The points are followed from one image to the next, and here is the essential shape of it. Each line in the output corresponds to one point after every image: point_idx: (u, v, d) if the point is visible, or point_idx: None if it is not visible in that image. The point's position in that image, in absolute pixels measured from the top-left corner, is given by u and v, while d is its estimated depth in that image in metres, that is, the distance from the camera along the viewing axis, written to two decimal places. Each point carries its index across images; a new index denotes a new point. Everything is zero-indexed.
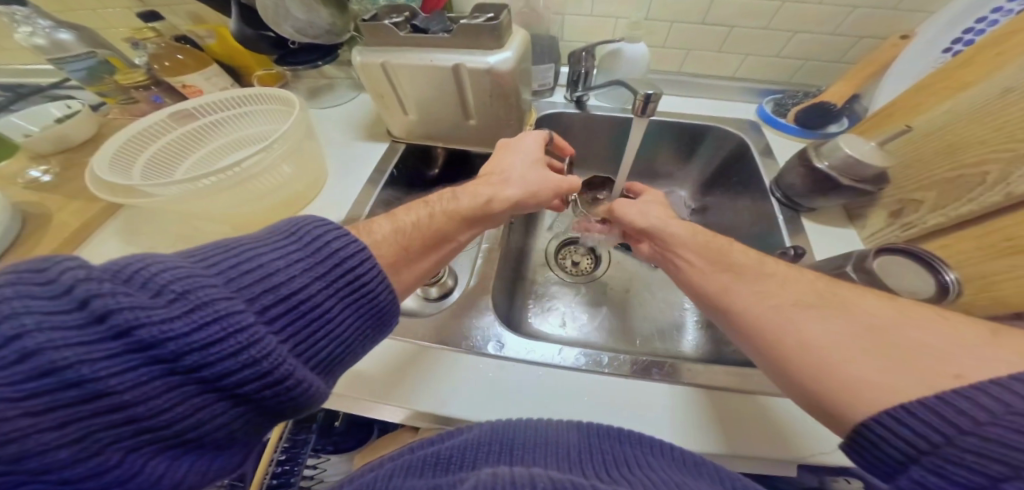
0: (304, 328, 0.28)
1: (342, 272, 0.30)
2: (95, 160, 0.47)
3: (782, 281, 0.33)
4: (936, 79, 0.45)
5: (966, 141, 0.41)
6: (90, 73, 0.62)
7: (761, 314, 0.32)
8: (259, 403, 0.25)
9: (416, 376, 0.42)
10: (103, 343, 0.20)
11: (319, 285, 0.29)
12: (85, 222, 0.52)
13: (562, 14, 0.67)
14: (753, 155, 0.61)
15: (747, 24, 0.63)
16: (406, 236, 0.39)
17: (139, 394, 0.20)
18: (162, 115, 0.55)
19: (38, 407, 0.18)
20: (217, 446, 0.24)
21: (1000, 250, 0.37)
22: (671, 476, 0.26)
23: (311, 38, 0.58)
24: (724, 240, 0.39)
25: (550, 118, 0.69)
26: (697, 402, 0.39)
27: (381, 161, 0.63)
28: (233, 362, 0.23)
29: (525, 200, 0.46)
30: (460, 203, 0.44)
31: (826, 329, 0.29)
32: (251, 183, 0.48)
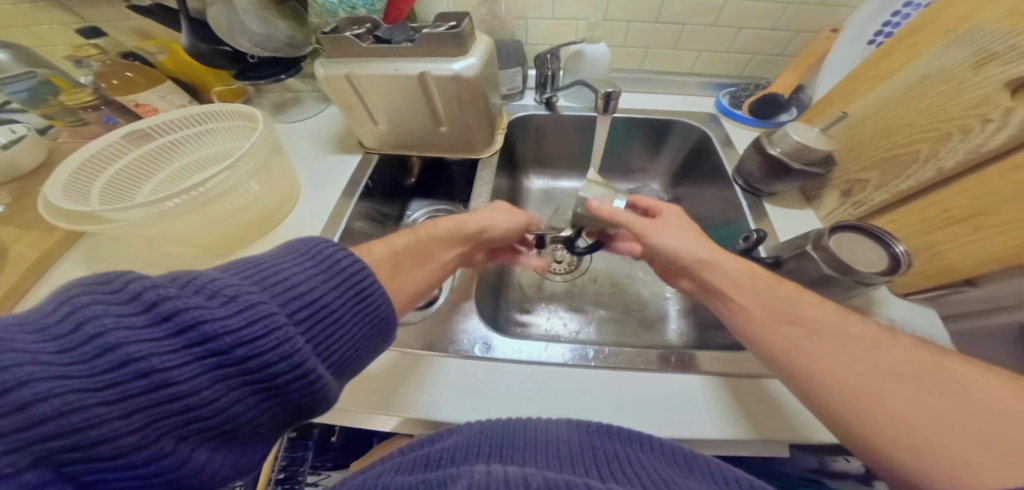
0: (327, 330, 0.28)
1: (353, 281, 0.31)
2: (46, 188, 0.44)
3: (873, 347, 0.31)
4: (864, 69, 0.49)
5: (897, 125, 0.45)
6: (32, 95, 0.59)
7: (847, 378, 0.30)
8: (288, 399, 0.25)
9: (408, 385, 0.42)
10: (166, 337, 0.21)
11: (340, 292, 0.30)
12: (45, 254, 0.49)
13: (523, 18, 0.69)
14: (715, 147, 0.64)
15: (698, 22, 0.66)
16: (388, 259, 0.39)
17: (195, 385, 0.22)
18: (115, 137, 0.52)
19: (111, 397, 0.19)
20: (246, 440, 0.25)
21: (941, 221, 0.41)
22: (660, 473, 0.26)
23: (270, 51, 0.57)
24: (784, 287, 0.37)
25: (520, 120, 0.70)
26: (683, 386, 0.41)
27: (355, 172, 0.63)
28: (272, 355, 0.24)
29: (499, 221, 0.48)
30: (446, 226, 0.45)
31: (923, 412, 0.27)
32: (220, 202, 0.46)
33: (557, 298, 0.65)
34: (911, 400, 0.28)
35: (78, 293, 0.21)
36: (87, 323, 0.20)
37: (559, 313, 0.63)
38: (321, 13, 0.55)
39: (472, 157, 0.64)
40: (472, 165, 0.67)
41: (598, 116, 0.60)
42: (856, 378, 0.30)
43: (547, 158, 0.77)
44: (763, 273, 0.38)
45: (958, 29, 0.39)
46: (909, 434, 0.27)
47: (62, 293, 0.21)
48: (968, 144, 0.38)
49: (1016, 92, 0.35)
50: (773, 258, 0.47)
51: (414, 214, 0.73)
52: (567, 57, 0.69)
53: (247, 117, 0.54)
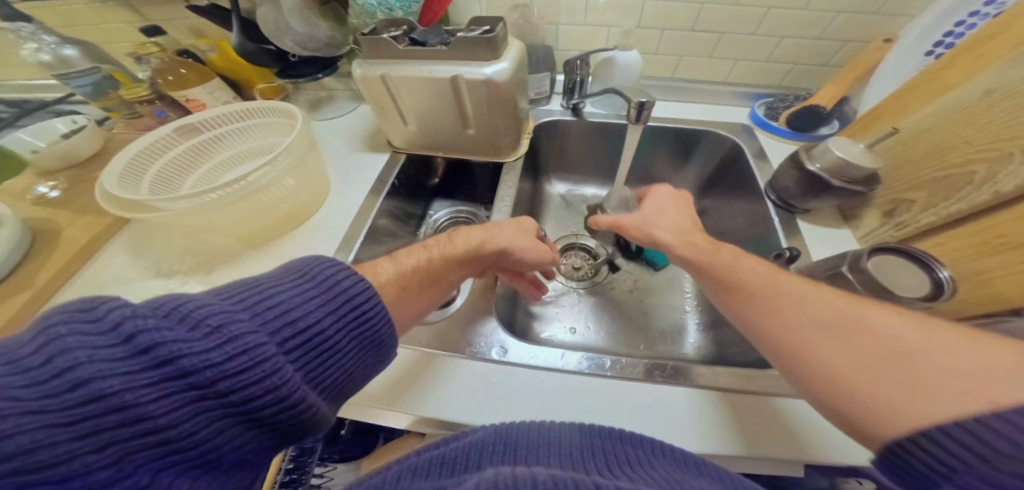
0: (317, 357, 0.29)
1: (350, 306, 0.32)
2: (104, 177, 0.47)
3: (799, 299, 0.33)
4: (926, 80, 0.46)
5: (952, 142, 0.42)
6: (95, 88, 0.64)
7: (781, 332, 0.33)
8: (271, 425, 0.26)
9: (422, 383, 0.42)
10: (146, 369, 0.21)
11: (334, 318, 0.31)
12: (95, 237, 0.53)
13: (556, 24, 0.69)
14: (747, 159, 0.62)
15: (736, 30, 0.64)
16: (401, 279, 0.39)
17: (173, 418, 0.21)
18: (167, 130, 0.56)
19: (84, 431, 0.19)
20: (231, 468, 0.25)
21: (993, 247, 0.38)
22: (670, 475, 0.26)
23: (310, 51, 0.59)
24: (739, 257, 0.39)
25: (547, 125, 0.70)
26: (703, 404, 0.40)
27: (382, 171, 0.64)
28: (257, 388, 0.24)
29: (518, 248, 0.47)
30: (457, 246, 0.45)
31: (842, 352, 0.29)
32: (259, 195, 0.49)
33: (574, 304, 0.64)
34: (829, 338, 0.30)
35: (60, 322, 0.21)
36: (61, 356, 0.19)
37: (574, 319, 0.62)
38: (361, 14, 0.57)
39: (497, 161, 0.65)
40: (495, 168, 0.67)
41: (628, 125, 0.59)
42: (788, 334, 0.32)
43: (571, 164, 0.77)
44: (725, 247, 0.41)
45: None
46: (829, 373, 0.29)
47: (41, 321, 0.21)
48: None
49: None
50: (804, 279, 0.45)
51: (436, 214, 0.74)
52: (597, 63, 0.68)
53: (285, 114, 0.57)
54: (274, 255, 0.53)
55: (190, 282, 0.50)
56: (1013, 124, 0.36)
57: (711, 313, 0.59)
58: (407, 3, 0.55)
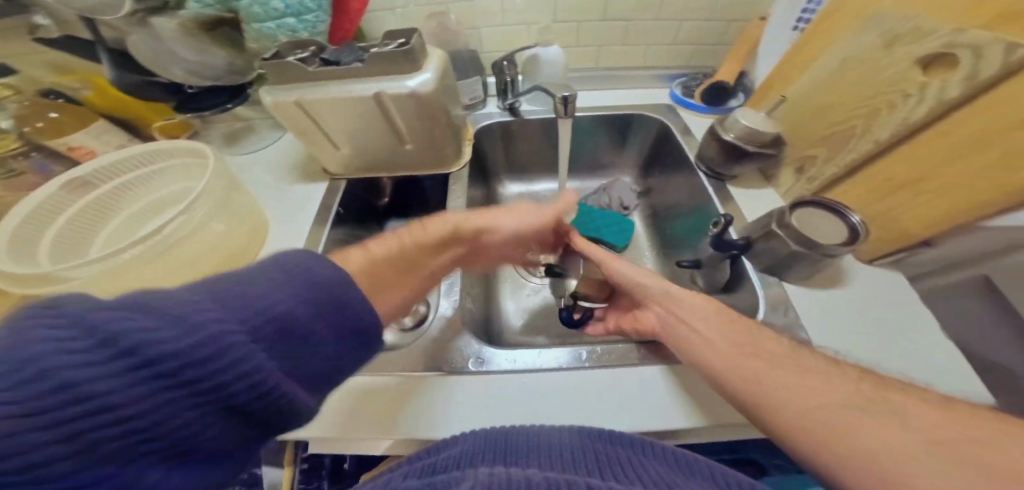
0: (299, 345, 0.25)
1: (334, 292, 0.27)
2: None
3: (825, 379, 0.31)
4: (796, 53, 0.55)
5: (833, 103, 0.49)
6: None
7: (808, 414, 0.29)
8: (251, 414, 0.22)
9: (399, 405, 0.40)
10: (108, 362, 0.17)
11: (319, 312, 0.26)
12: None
13: (476, 28, 0.68)
14: (675, 136, 0.67)
15: (643, 16, 0.69)
16: (380, 264, 0.37)
17: (141, 408, 0.18)
18: (56, 186, 0.45)
19: (43, 422, 0.16)
20: (214, 456, 0.21)
21: (886, 188, 0.45)
22: (662, 476, 0.25)
23: (210, 79, 0.54)
24: (745, 322, 0.37)
25: (487, 129, 0.69)
26: (688, 374, 0.42)
27: (322, 200, 0.59)
28: (228, 376, 0.20)
29: (496, 226, 0.46)
30: (431, 232, 0.42)
31: (884, 443, 0.26)
32: (184, 247, 0.42)
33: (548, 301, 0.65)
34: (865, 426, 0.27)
35: (29, 315, 0.17)
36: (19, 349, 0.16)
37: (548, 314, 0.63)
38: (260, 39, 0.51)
39: (440, 172, 0.62)
40: (442, 178, 0.65)
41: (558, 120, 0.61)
42: (810, 413, 0.29)
43: (517, 163, 0.77)
44: (729, 310, 0.39)
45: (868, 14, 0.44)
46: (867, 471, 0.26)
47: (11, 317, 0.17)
48: (896, 117, 0.43)
49: (926, 69, 0.41)
50: (744, 241, 0.48)
51: None
52: (523, 62, 0.68)
53: (194, 153, 0.50)
54: None
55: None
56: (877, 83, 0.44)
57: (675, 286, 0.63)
58: (310, 24, 0.51)
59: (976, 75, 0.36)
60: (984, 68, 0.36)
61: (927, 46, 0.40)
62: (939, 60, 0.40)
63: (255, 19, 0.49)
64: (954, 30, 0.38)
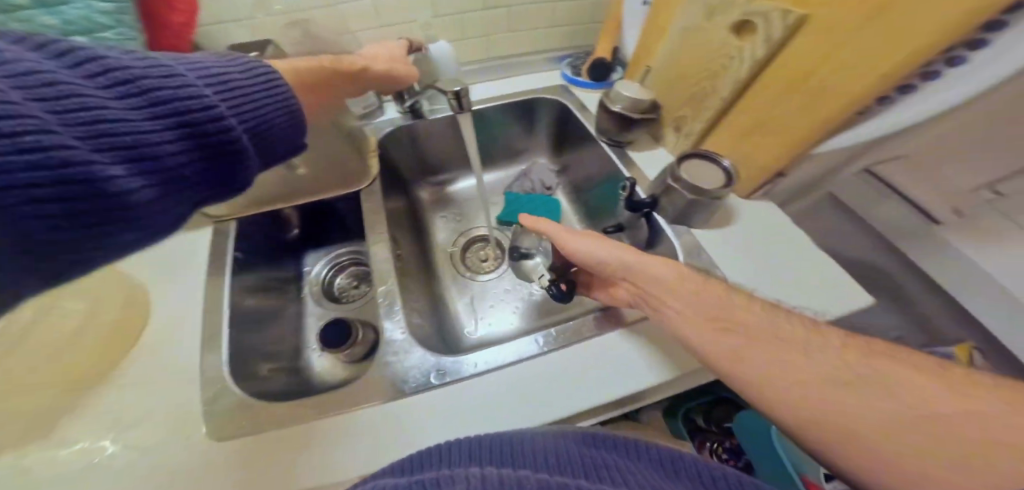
0: (242, 101, 0.31)
1: (264, 77, 0.34)
2: None
3: (802, 350, 0.34)
4: (651, 26, 0.62)
5: (686, 69, 0.57)
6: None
7: (793, 387, 0.33)
8: (223, 154, 0.29)
9: (345, 445, 0.37)
10: (85, 76, 0.22)
11: (259, 85, 0.33)
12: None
13: (355, 31, 0.64)
14: (574, 114, 0.71)
15: (518, 3, 0.71)
16: (296, 78, 0.40)
17: (128, 119, 0.23)
18: None
19: (49, 100, 0.20)
20: (217, 195, 0.31)
21: (742, 134, 0.54)
22: (648, 480, 0.25)
23: None
24: (710, 290, 0.40)
25: (392, 136, 0.65)
26: (633, 332, 0.45)
27: (209, 251, 0.50)
28: (196, 106, 0.27)
29: (386, 52, 0.52)
30: (338, 61, 0.44)
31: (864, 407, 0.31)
32: None
33: (494, 295, 0.64)
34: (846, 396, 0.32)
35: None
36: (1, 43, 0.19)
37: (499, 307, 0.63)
38: None
39: (348, 190, 0.57)
40: (354, 197, 0.59)
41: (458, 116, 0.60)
42: (792, 384, 0.33)
43: (433, 164, 0.74)
44: (695, 277, 0.41)
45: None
46: (848, 429, 0.31)
47: None
48: (731, 76, 0.51)
49: (738, 33, 0.50)
50: (651, 199, 0.54)
51: (314, 269, 0.64)
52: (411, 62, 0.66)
53: None
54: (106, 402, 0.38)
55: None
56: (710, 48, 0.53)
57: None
58: (113, 45, 0.39)
59: (770, 38, 0.46)
60: (772, 33, 0.45)
61: (732, 16, 0.49)
62: (744, 27, 0.49)
63: None
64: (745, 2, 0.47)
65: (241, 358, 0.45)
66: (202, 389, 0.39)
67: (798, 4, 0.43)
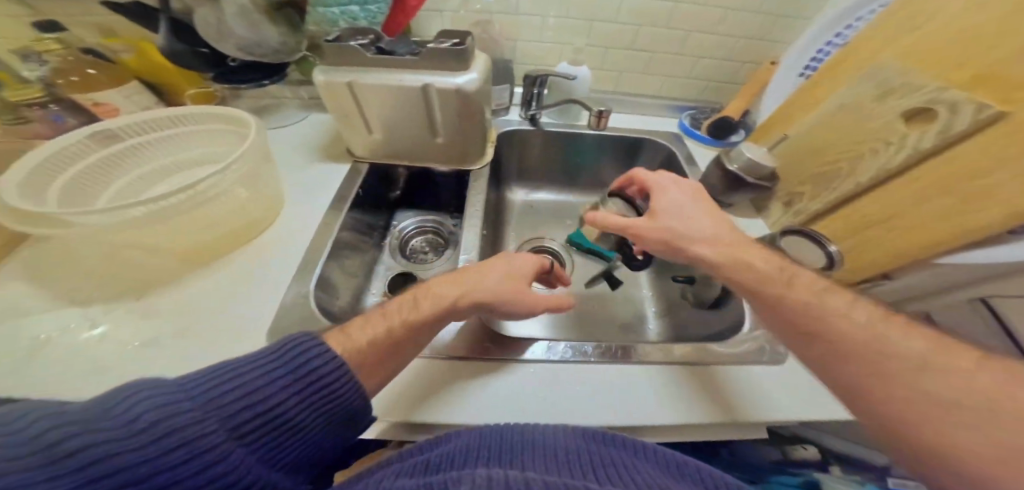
0: (276, 435, 0.29)
1: (319, 377, 0.32)
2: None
3: (916, 366, 0.31)
4: (802, 95, 0.60)
5: (825, 146, 0.55)
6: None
7: (878, 395, 0.32)
8: None
9: (416, 389, 0.41)
10: (101, 477, 0.21)
11: (300, 405, 0.31)
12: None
13: (514, 41, 0.74)
14: (681, 162, 0.72)
15: (665, 49, 0.75)
16: (372, 349, 0.36)
17: None
18: (80, 135, 0.49)
19: None
20: None
21: (862, 226, 0.51)
22: (654, 477, 0.27)
23: (255, 55, 0.59)
24: (812, 297, 0.38)
25: (508, 134, 0.73)
26: (659, 374, 0.44)
27: (344, 182, 0.62)
28: (202, 475, 0.25)
29: (501, 290, 0.42)
30: (421, 311, 0.39)
31: (976, 442, 0.27)
32: (200, 210, 0.46)
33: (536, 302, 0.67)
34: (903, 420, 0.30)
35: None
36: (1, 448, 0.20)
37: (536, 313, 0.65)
38: (320, 22, 0.57)
39: (466, 169, 0.67)
40: (458, 175, 0.68)
41: (588, 129, 0.74)
42: (878, 396, 0.32)
43: (528, 171, 0.81)
44: (804, 283, 0.39)
45: (865, 64, 0.51)
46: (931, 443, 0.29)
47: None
48: (876, 162, 0.49)
49: (907, 122, 0.47)
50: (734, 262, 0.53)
51: (401, 224, 0.73)
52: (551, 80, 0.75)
53: (213, 119, 0.56)
54: (223, 274, 0.50)
55: (100, 324, 0.43)
56: (863, 131, 0.51)
57: (664, 298, 0.68)
58: (372, 14, 0.56)
59: (948, 129, 0.42)
60: (955, 123, 0.41)
61: (911, 101, 0.46)
62: (917, 116, 0.46)
63: (321, 5, 0.55)
64: (937, 88, 0.44)
65: (335, 271, 0.55)
66: (302, 280, 0.50)
67: (1001, 102, 0.38)
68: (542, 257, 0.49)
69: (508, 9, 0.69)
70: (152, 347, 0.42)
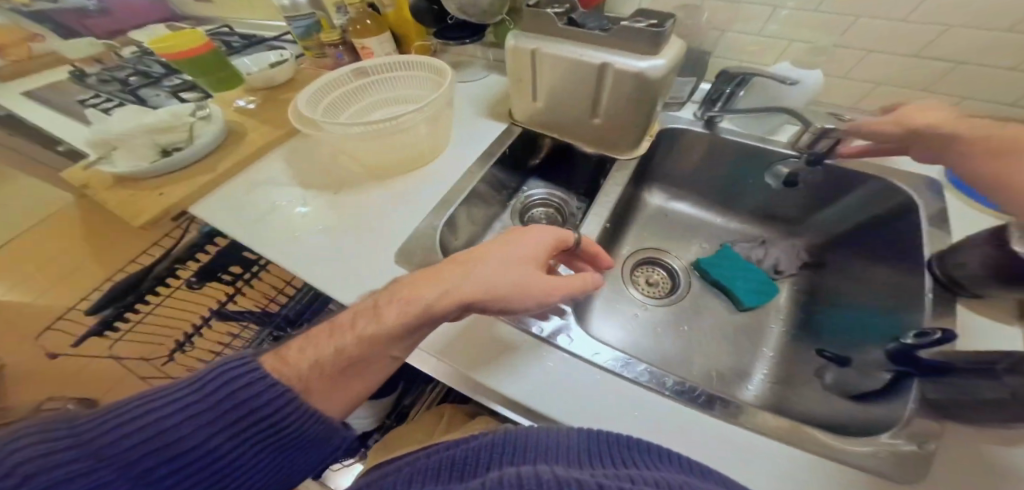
0: (204, 472, 0.31)
1: (251, 413, 0.32)
2: (299, 96, 0.61)
3: None
4: None
5: None
6: (306, 31, 0.80)
7: None
8: None
9: (478, 341, 0.44)
10: None
11: (230, 440, 0.31)
12: (257, 150, 0.69)
13: (722, 30, 0.67)
14: (918, 219, 0.50)
15: (946, 60, 0.57)
16: (319, 370, 0.35)
17: None
18: (348, 70, 0.68)
19: None
20: None
21: None
22: (673, 476, 0.23)
23: (469, 14, 0.68)
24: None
25: (670, 132, 0.66)
26: (751, 445, 0.35)
27: (497, 140, 0.69)
28: None
29: (490, 292, 0.38)
30: (381, 322, 0.36)
31: None
32: (394, 138, 0.59)
33: (626, 308, 0.63)
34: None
35: None
36: None
37: (625, 320, 0.61)
38: None
39: (613, 157, 0.65)
40: (602, 159, 0.67)
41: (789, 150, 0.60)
42: None
43: (677, 176, 0.72)
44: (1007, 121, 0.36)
45: None
46: None
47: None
48: None
49: None
50: (933, 365, 0.35)
51: (530, 192, 0.76)
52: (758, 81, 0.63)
53: (425, 68, 0.68)
54: (391, 190, 0.63)
55: (308, 205, 0.61)
56: None
57: (786, 369, 0.56)
58: None
59: None
60: None
61: None
62: None
63: None
64: None
65: (463, 214, 0.62)
66: (439, 211, 0.59)
67: None
68: (558, 232, 0.45)
69: None
70: (336, 229, 0.57)
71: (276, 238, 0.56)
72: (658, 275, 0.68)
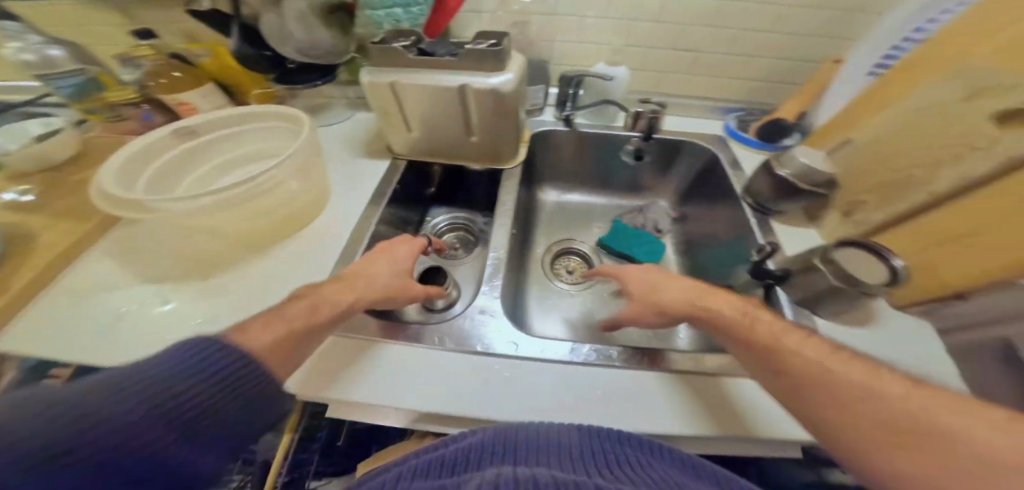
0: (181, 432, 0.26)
1: (220, 374, 0.29)
2: (102, 174, 0.48)
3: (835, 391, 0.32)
4: (867, 99, 0.55)
5: (896, 155, 0.49)
6: (79, 91, 0.64)
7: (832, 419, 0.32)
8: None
9: (422, 379, 0.41)
10: None
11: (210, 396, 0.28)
12: (62, 251, 0.52)
13: (552, 41, 0.75)
14: (724, 168, 0.68)
15: (718, 51, 0.72)
16: (282, 342, 0.35)
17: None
18: (168, 131, 0.56)
19: None
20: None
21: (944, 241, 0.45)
22: (667, 474, 0.27)
23: (312, 56, 0.65)
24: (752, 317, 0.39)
25: (541, 135, 0.73)
26: (687, 382, 0.41)
27: (382, 177, 0.66)
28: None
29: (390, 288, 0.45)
30: (320, 314, 0.39)
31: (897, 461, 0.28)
32: (259, 200, 0.51)
33: (561, 301, 0.67)
34: (796, 380, 0.34)
35: None
36: None
37: (558, 311, 0.65)
38: (367, 24, 0.65)
39: (498, 168, 0.68)
40: (490, 173, 0.69)
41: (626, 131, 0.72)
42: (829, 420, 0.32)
43: (560, 171, 0.80)
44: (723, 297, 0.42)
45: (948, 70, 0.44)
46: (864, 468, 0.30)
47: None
48: (958, 169, 0.43)
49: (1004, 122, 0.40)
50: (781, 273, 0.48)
51: (434, 220, 0.75)
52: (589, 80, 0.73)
53: (274, 116, 0.61)
54: (275, 259, 0.55)
55: (170, 301, 0.49)
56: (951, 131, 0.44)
57: None
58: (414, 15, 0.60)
59: None
60: None
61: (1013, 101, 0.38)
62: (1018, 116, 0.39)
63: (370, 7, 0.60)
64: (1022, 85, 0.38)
65: None
66: (339, 266, 0.53)
67: None
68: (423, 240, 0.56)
69: (547, 9, 0.70)
70: (212, 321, 0.47)
71: (123, 353, 0.44)
72: (575, 262, 0.74)
